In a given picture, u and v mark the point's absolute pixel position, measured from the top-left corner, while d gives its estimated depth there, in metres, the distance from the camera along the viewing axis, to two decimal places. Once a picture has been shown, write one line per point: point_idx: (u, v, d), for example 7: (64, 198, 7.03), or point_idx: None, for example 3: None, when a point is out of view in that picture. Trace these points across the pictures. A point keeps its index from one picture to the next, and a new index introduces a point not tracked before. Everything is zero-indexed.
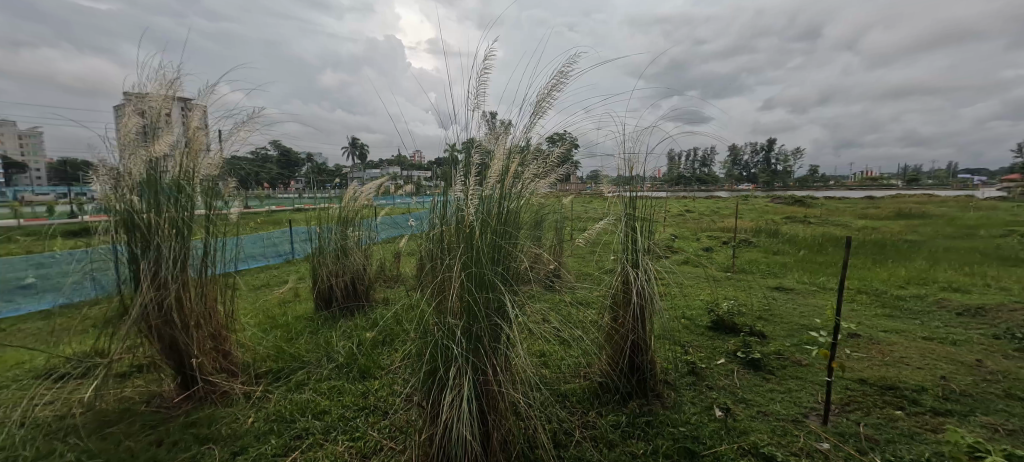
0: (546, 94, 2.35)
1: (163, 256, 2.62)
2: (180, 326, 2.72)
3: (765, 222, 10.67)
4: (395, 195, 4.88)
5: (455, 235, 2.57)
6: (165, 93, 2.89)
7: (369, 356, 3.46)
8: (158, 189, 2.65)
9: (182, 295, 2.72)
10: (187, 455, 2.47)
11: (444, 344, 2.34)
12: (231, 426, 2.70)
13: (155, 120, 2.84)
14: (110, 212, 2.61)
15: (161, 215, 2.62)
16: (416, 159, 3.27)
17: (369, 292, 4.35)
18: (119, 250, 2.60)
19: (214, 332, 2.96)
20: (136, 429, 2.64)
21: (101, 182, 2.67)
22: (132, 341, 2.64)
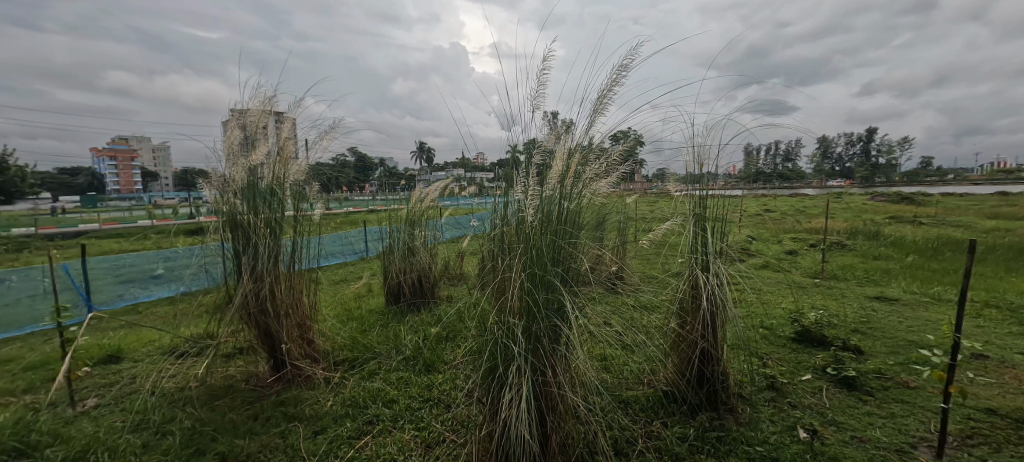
0: (605, 92, 2.24)
1: (260, 252, 2.84)
2: (272, 315, 2.93)
3: (865, 223, 9.62)
4: (461, 196, 4.94)
5: (515, 235, 2.54)
6: (262, 108, 3.09)
7: (434, 350, 3.51)
8: (255, 192, 2.87)
9: (275, 287, 2.93)
10: (277, 431, 2.66)
11: (503, 342, 2.32)
12: (313, 407, 2.87)
13: (254, 133, 3.06)
14: (215, 214, 2.86)
15: (257, 216, 2.85)
16: (480, 161, 3.27)
17: (434, 289, 4.44)
18: (226, 248, 2.89)
19: (301, 322, 3.15)
20: (237, 403, 2.89)
21: (211, 188, 2.96)
22: (236, 326, 2.89)
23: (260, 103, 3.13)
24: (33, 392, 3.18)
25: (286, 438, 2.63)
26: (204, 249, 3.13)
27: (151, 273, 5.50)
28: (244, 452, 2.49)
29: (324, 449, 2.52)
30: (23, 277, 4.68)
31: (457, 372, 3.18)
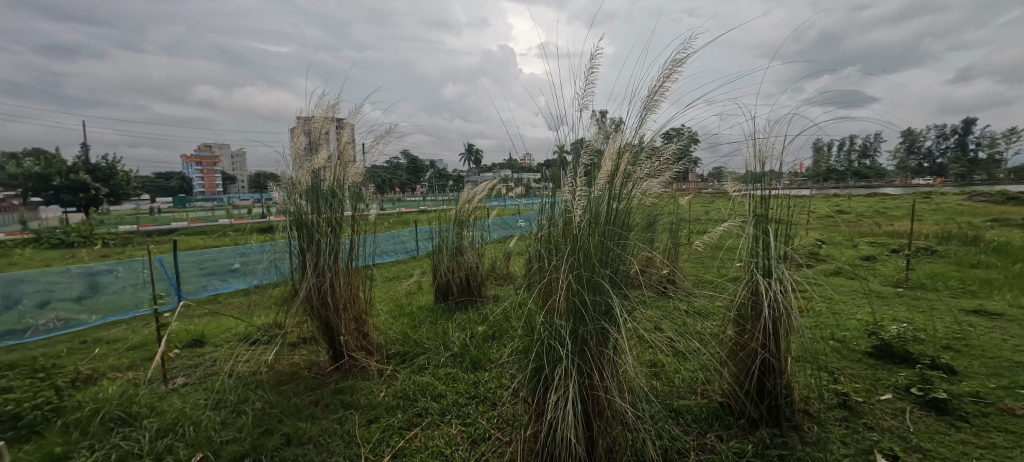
0: (657, 88, 2.14)
1: (322, 250, 2.96)
2: (333, 308, 3.05)
3: (962, 226, 8.64)
4: (509, 197, 4.92)
5: (563, 235, 2.48)
6: (325, 114, 3.17)
7: (480, 348, 3.51)
8: (318, 194, 3.00)
9: (335, 282, 3.05)
10: (335, 417, 2.76)
11: (550, 344, 2.27)
12: (367, 397, 2.95)
13: (317, 138, 3.16)
14: (284, 213, 3.04)
15: (319, 216, 2.98)
16: (527, 161, 3.24)
17: (481, 289, 4.45)
18: (293, 245, 3.05)
19: (357, 316, 3.25)
20: (300, 389, 3.03)
21: (281, 188, 3.15)
22: (301, 317, 3.05)
23: (322, 108, 3.22)
24: (134, 369, 3.58)
25: (343, 424, 2.72)
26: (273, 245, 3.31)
27: (229, 268, 5.99)
28: (306, 435, 2.60)
29: (377, 437, 2.59)
30: (127, 267, 5.24)
31: (503, 372, 3.16)
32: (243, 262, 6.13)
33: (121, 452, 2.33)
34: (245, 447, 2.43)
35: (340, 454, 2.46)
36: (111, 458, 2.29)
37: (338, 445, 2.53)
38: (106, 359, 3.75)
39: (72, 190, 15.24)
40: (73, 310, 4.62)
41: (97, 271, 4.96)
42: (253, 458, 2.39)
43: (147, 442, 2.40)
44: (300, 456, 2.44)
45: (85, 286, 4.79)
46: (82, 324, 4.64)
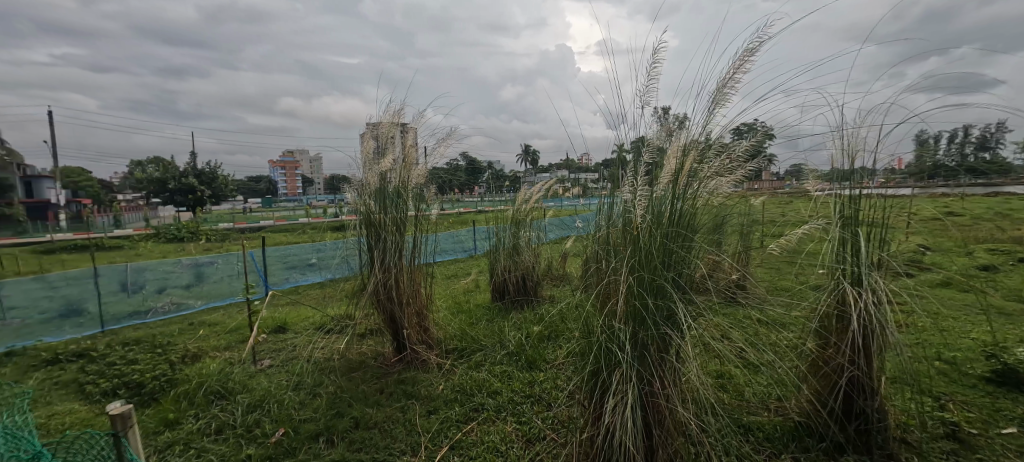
0: (727, 80, 1.98)
1: (388, 247, 3.07)
2: (397, 302, 3.14)
3: None
4: (566, 197, 4.82)
5: (622, 236, 2.38)
6: (391, 119, 3.26)
7: (536, 348, 3.44)
8: (386, 195, 3.10)
9: (400, 278, 3.14)
10: (398, 405, 2.83)
11: (608, 347, 2.19)
12: (427, 388, 3.00)
13: (384, 143, 3.26)
14: (355, 212, 3.17)
15: (387, 215, 3.08)
16: (584, 161, 3.13)
17: (537, 289, 4.40)
18: (361, 242, 3.18)
19: (419, 310, 3.31)
20: (367, 377, 3.15)
21: (352, 189, 3.29)
22: (370, 309, 3.20)
23: (387, 112, 3.31)
24: (229, 349, 3.99)
25: (405, 412, 2.79)
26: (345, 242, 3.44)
27: (307, 262, 6.46)
28: (372, 419, 2.69)
29: (436, 428, 2.62)
30: (226, 259, 5.79)
31: (559, 374, 3.09)
32: (320, 257, 6.58)
33: (219, 423, 2.70)
34: (318, 427, 2.60)
35: (402, 443, 2.51)
36: (211, 427, 2.67)
37: (399, 432, 2.59)
38: (208, 340, 4.21)
39: (183, 193, 20.35)
40: (183, 295, 5.31)
41: (202, 262, 5.60)
42: (327, 437, 2.56)
43: (239, 416, 2.75)
44: (365, 440, 2.53)
45: (193, 275, 5.44)
46: (190, 307, 5.32)
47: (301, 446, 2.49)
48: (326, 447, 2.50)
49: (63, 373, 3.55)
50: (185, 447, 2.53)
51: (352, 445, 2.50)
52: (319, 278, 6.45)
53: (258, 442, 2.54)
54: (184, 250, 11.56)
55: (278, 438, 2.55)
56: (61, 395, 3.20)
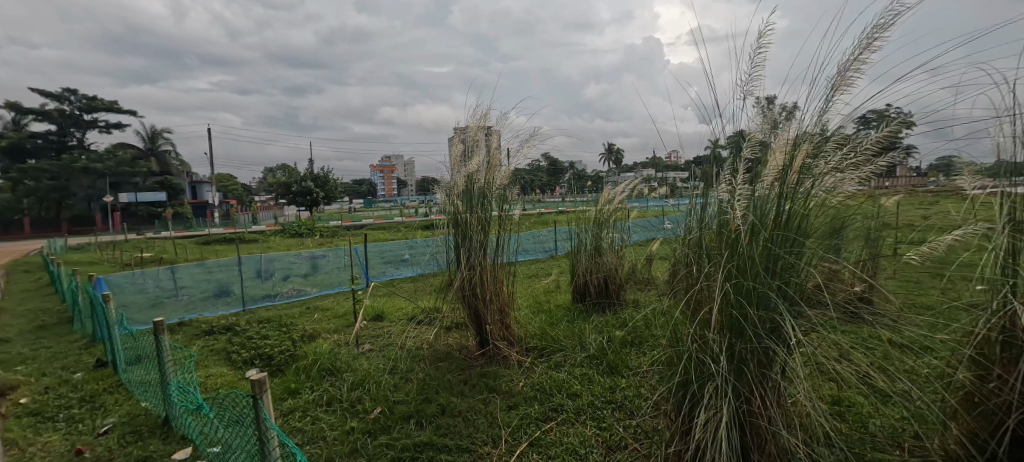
0: (851, 62, 1.70)
1: (474, 246, 3.11)
2: (481, 298, 3.16)
3: None
4: (653, 198, 4.54)
5: (717, 240, 2.16)
6: (477, 122, 3.28)
7: (618, 353, 3.25)
8: (472, 195, 3.13)
9: (483, 276, 3.15)
10: (480, 397, 2.85)
11: (698, 357, 2.05)
12: (509, 383, 2.98)
13: (470, 146, 3.29)
14: (444, 212, 3.27)
15: (472, 214, 3.12)
16: (672, 159, 2.90)
17: (620, 292, 4.20)
18: (449, 240, 3.26)
19: (502, 307, 3.28)
20: (452, 367, 3.22)
21: (442, 190, 3.38)
22: (455, 303, 3.27)
23: (473, 116, 3.32)
24: (338, 332, 4.36)
25: (487, 405, 2.79)
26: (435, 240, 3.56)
27: (401, 257, 6.87)
28: (455, 408, 2.74)
29: (516, 423, 2.59)
30: (336, 253, 6.47)
31: (642, 382, 2.90)
32: (412, 253, 6.95)
33: (330, 395, 2.98)
34: (409, 409, 2.72)
35: (483, 433, 2.52)
36: (324, 398, 2.95)
37: (482, 423, 2.60)
38: (321, 322, 4.68)
39: (303, 194, 23.93)
40: (302, 284, 6.12)
41: (317, 255, 6.35)
42: (417, 419, 2.66)
43: (345, 392, 3.00)
44: (450, 427, 2.58)
45: (309, 266, 6.21)
46: (306, 293, 6.09)
47: (395, 425, 2.62)
48: (417, 428, 2.58)
49: (217, 344, 4.18)
50: (302, 413, 2.83)
51: (438, 429, 2.56)
52: (411, 273, 6.78)
53: (361, 417, 2.74)
54: (300, 244, 12.97)
55: (376, 415, 2.73)
56: (215, 361, 3.81)
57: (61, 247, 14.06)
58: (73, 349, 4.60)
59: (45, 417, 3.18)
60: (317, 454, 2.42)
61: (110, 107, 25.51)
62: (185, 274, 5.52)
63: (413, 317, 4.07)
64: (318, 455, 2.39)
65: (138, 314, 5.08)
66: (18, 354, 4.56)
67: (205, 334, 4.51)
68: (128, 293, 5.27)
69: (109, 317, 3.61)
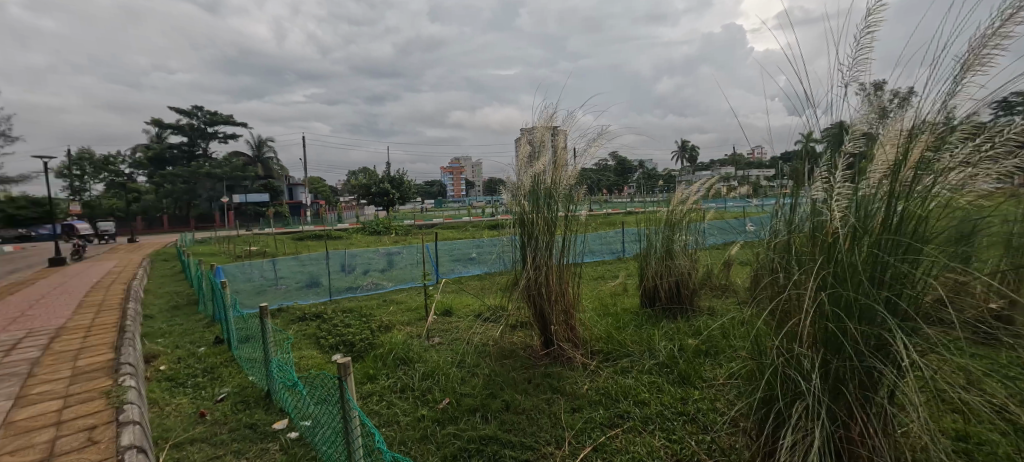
0: (988, 36, 1.41)
1: (540, 246, 3.04)
2: (546, 298, 3.08)
3: None
4: (732, 198, 4.20)
5: (810, 243, 1.92)
6: (544, 122, 3.21)
7: (691, 362, 3.01)
8: (539, 196, 3.07)
9: (549, 277, 3.08)
10: (544, 397, 2.78)
11: (786, 373, 1.85)
12: (573, 386, 2.88)
13: (537, 146, 3.22)
14: (510, 212, 3.24)
15: (538, 215, 3.06)
16: (756, 155, 2.63)
17: (694, 299, 3.93)
18: (515, 240, 3.23)
19: (567, 308, 3.18)
20: (516, 365, 3.17)
21: (508, 191, 3.36)
22: (520, 302, 3.22)
23: (541, 115, 3.25)
24: (411, 324, 4.51)
25: (550, 405, 2.72)
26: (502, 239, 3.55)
27: (469, 256, 6.99)
28: (519, 407, 2.69)
29: (581, 426, 2.48)
30: (409, 249, 6.71)
31: (718, 395, 2.65)
32: (480, 252, 7.04)
33: (403, 383, 3.08)
34: (475, 403, 2.72)
35: (547, 433, 2.45)
36: (398, 386, 3.06)
37: (545, 423, 2.53)
38: (396, 314, 4.88)
39: (380, 195, 25.38)
40: (380, 278, 6.42)
41: (393, 251, 6.63)
42: (481, 414, 2.65)
43: (417, 381, 3.08)
44: (515, 423, 2.53)
45: (386, 261, 6.55)
46: (382, 287, 6.36)
47: (461, 416, 2.63)
48: (482, 422, 2.58)
49: (309, 330, 4.49)
50: (379, 398, 2.95)
51: (503, 425, 2.53)
52: (479, 271, 6.86)
53: (430, 406, 2.80)
54: (378, 241, 13.73)
55: (445, 405, 2.77)
56: (307, 344, 4.11)
57: (185, 240, 16.08)
58: (198, 327, 5.20)
59: (177, 382, 3.60)
60: (391, 436, 2.51)
61: (227, 120, 28.67)
62: (283, 266, 6.10)
63: (480, 314, 4.09)
64: (391, 438, 2.48)
65: (248, 299, 5.70)
66: (158, 329, 5.23)
67: (297, 320, 4.89)
68: (239, 281, 6.03)
69: (225, 299, 4.03)
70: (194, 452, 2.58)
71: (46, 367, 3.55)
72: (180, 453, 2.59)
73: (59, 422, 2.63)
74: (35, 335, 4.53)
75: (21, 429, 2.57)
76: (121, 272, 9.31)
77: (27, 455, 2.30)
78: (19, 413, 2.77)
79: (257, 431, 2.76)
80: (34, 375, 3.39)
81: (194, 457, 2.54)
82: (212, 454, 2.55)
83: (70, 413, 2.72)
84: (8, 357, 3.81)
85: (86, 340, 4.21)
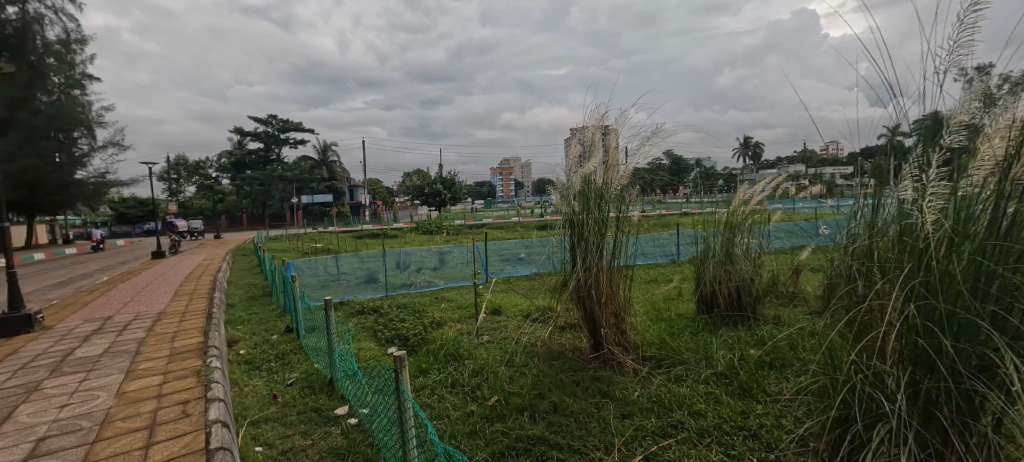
0: None
1: (591, 247, 2.96)
2: (596, 300, 2.99)
3: None
4: (801, 198, 3.88)
5: (895, 249, 1.71)
6: (596, 122, 3.10)
7: (753, 375, 2.79)
8: (590, 196, 2.99)
9: (599, 280, 2.98)
10: (593, 401, 2.69)
11: (866, 391, 1.67)
12: (623, 391, 2.75)
13: (588, 147, 3.12)
14: (559, 213, 3.18)
15: (589, 215, 2.97)
16: (831, 151, 2.37)
17: (757, 306, 3.68)
18: (565, 241, 3.15)
19: (617, 311, 3.07)
20: (565, 367, 3.10)
21: (557, 191, 3.29)
22: (570, 304, 3.14)
23: (592, 115, 3.15)
24: (461, 322, 4.55)
25: (599, 410, 2.61)
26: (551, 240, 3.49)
27: (518, 256, 6.96)
28: (566, 409, 2.61)
29: (631, 434, 2.35)
30: (460, 249, 6.78)
31: (785, 412, 2.42)
32: (528, 252, 6.98)
33: (454, 378, 3.11)
34: (523, 402, 2.68)
35: (595, 437, 2.35)
36: (449, 381, 3.09)
37: (594, 427, 2.43)
38: (447, 311, 4.95)
39: (432, 195, 26.06)
40: (432, 276, 6.55)
41: (445, 250, 6.73)
42: (529, 414, 2.60)
43: (467, 377, 3.10)
44: (563, 425, 2.47)
45: (437, 260, 6.67)
46: (434, 285, 6.48)
47: (509, 415, 2.61)
48: (530, 422, 2.54)
49: (367, 323, 4.65)
50: (431, 391, 2.99)
51: (550, 426, 2.47)
52: (528, 272, 6.80)
53: (478, 402, 2.80)
54: (431, 240, 14.07)
55: (493, 403, 2.76)
56: (365, 336, 4.26)
57: (260, 237, 17.34)
58: (271, 316, 5.54)
59: (254, 365, 3.86)
60: (442, 429, 2.53)
61: (297, 127, 30.50)
62: (345, 262, 6.39)
63: (529, 314, 4.05)
64: (442, 431, 2.50)
65: (315, 292, 6.06)
66: (239, 316, 5.64)
67: (357, 314, 5.09)
68: (307, 275, 6.36)
69: (295, 291, 4.27)
70: (267, 431, 2.72)
71: (149, 346, 3.90)
72: (255, 430, 2.75)
73: (159, 395, 2.86)
74: (141, 317, 5.02)
75: (129, 399, 2.83)
76: (208, 264, 10.18)
77: (134, 422, 2.51)
78: (128, 385, 3.05)
79: (321, 414, 2.87)
80: (140, 353, 3.74)
81: (268, 435, 2.68)
82: (282, 434, 2.68)
83: (168, 388, 2.96)
84: (119, 337, 4.24)
85: (181, 324, 4.60)
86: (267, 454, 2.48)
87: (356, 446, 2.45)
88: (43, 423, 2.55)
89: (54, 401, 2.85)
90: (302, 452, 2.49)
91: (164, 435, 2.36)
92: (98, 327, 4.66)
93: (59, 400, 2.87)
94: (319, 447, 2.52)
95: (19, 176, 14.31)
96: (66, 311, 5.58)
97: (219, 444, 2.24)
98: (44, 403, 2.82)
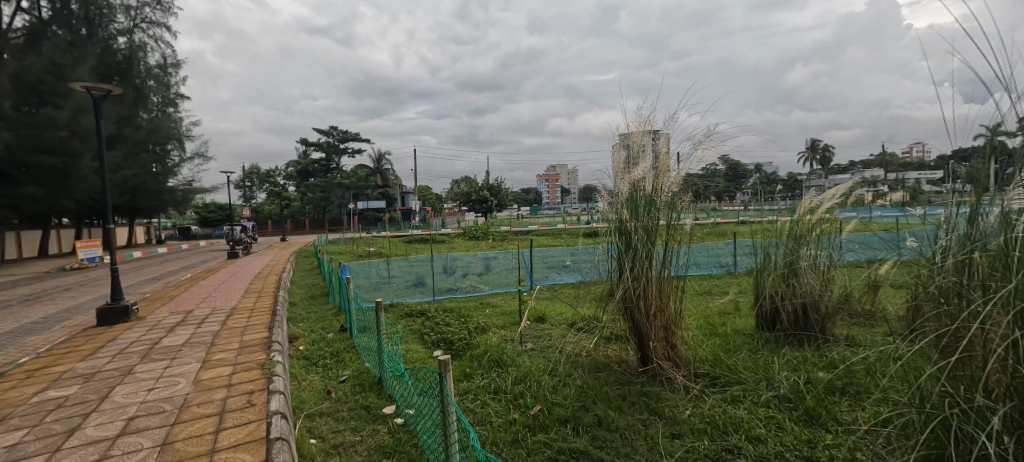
0: None
1: (639, 256, 2.81)
2: (645, 313, 2.84)
3: None
4: (880, 206, 3.49)
5: (999, 266, 1.46)
6: (643, 129, 2.92)
7: (822, 400, 2.54)
8: (637, 203, 2.86)
9: (646, 293, 2.84)
10: (640, 418, 2.53)
11: (965, 430, 1.43)
12: (672, 409, 2.58)
13: (636, 152, 2.94)
14: (607, 220, 3.02)
15: (636, 223, 2.83)
16: (918, 154, 2.09)
17: (826, 325, 3.38)
18: (611, 250, 3.00)
19: (667, 324, 2.90)
20: (610, 379, 2.95)
21: (603, 198, 3.13)
22: (618, 316, 3.00)
23: (638, 120, 2.98)
24: (506, 328, 4.50)
25: (647, 427, 2.45)
26: (598, 248, 3.34)
27: (563, 263, 6.83)
28: (613, 424, 2.47)
29: (681, 455, 2.18)
30: (505, 255, 6.80)
31: (860, 445, 2.15)
32: (574, 259, 6.83)
33: (497, 385, 3.05)
34: (566, 414, 2.58)
35: (642, 456, 2.20)
36: (492, 387, 3.03)
37: (641, 445, 2.28)
38: (493, 317, 4.92)
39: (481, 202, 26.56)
40: (478, 281, 6.57)
41: (490, 257, 6.76)
42: (573, 426, 2.50)
43: (510, 385, 3.03)
44: (608, 441, 2.34)
45: (483, 266, 6.70)
46: (480, 290, 6.46)
47: (552, 426, 2.51)
48: (574, 434, 2.43)
49: (414, 326, 4.70)
50: (474, 396, 2.94)
51: (594, 440, 2.35)
52: (574, 279, 6.59)
53: (521, 410, 2.73)
54: (479, 246, 14.26)
55: (536, 412, 2.67)
56: (413, 338, 4.30)
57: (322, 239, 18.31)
58: (328, 315, 5.75)
59: (311, 361, 3.99)
60: (484, 435, 2.47)
61: (355, 137, 32.11)
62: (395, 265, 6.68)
63: (574, 324, 3.94)
64: (484, 438, 2.44)
65: (367, 294, 6.24)
66: (299, 314, 5.90)
67: (405, 316, 5.17)
68: (360, 278, 6.76)
69: (348, 292, 4.40)
70: (321, 425, 2.78)
71: (222, 338, 4.14)
72: (311, 423, 2.81)
73: (229, 385, 2.99)
74: (215, 312, 5.35)
75: (204, 387, 2.98)
76: (274, 265, 10.83)
77: (207, 409, 2.63)
78: (202, 374, 3.23)
79: (370, 412, 2.89)
80: (214, 345, 3.97)
81: (322, 428, 2.73)
82: (335, 428, 2.73)
83: (236, 379, 3.09)
84: (197, 329, 4.53)
85: (250, 320, 4.84)
86: (320, 446, 2.52)
87: (401, 445, 2.43)
88: (132, 404, 2.74)
89: (142, 385, 3.06)
90: (351, 447, 2.52)
91: (230, 422, 2.45)
92: (182, 319, 5.03)
93: (147, 384, 3.08)
94: (367, 444, 2.53)
95: (124, 185, 15.32)
96: (154, 303, 6.06)
97: (279, 434, 2.29)
98: (135, 386, 3.03)
